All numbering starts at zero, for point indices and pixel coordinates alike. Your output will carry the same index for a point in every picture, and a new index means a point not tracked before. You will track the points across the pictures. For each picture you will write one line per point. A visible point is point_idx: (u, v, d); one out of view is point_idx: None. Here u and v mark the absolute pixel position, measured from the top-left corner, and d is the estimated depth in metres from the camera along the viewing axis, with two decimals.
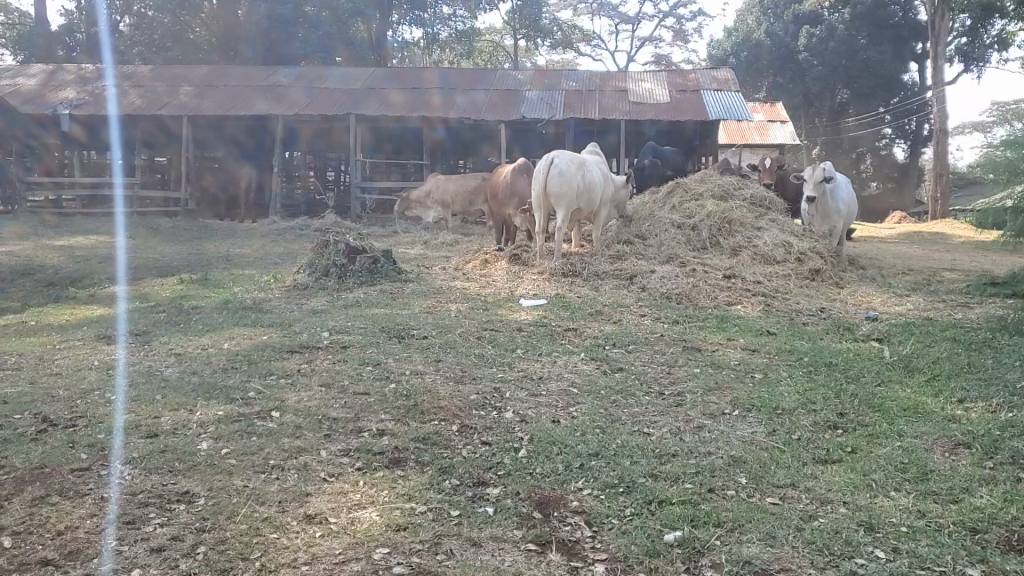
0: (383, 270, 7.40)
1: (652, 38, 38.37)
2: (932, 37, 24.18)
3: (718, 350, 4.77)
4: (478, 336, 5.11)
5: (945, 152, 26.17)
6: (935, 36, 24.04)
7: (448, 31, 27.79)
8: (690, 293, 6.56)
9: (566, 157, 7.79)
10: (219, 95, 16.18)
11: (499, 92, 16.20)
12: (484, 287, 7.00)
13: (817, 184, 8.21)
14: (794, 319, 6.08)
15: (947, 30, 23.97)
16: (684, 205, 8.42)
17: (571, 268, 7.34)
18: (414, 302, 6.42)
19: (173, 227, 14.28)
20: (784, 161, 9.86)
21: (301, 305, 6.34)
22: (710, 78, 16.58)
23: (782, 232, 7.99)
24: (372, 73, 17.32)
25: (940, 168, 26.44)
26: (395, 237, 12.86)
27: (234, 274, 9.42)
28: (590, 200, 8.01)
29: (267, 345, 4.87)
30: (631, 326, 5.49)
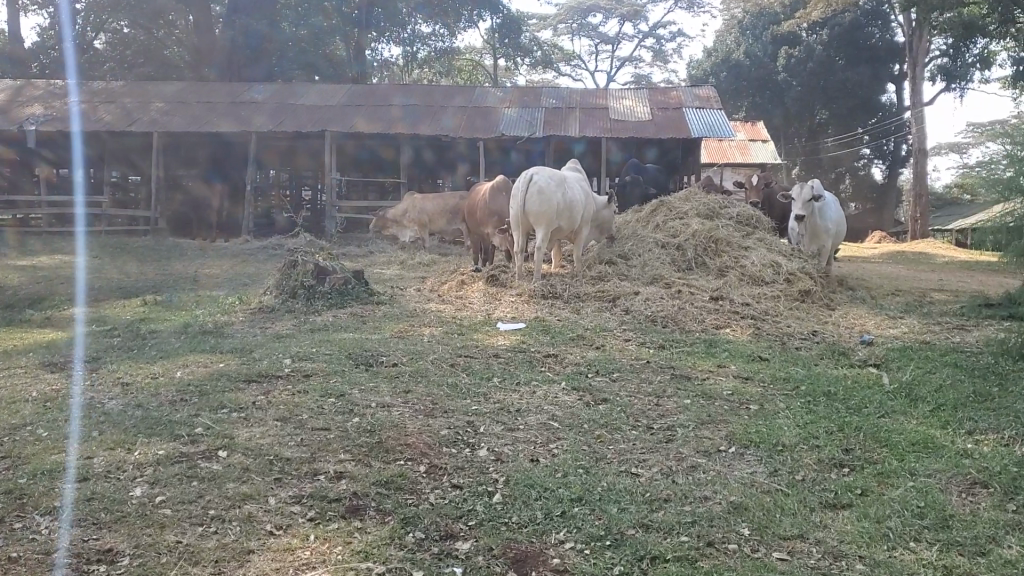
0: (355, 291, 7.04)
1: (632, 58, 38.34)
2: (910, 58, 24.25)
3: (709, 378, 4.44)
4: (454, 363, 4.77)
5: (925, 172, 26.11)
6: (913, 57, 24.10)
7: (427, 50, 27.55)
8: (677, 316, 6.25)
9: (545, 174, 7.48)
10: (191, 112, 15.81)
11: (478, 110, 15.91)
12: (460, 309, 6.66)
13: (806, 203, 7.94)
14: (787, 344, 5.78)
15: (925, 51, 23.99)
16: (669, 224, 8.12)
17: (551, 290, 7.02)
18: (386, 325, 6.06)
19: (142, 247, 13.86)
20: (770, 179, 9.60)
21: (265, 329, 5.98)
22: (691, 96, 16.37)
23: (769, 252, 7.71)
24: (348, 91, 17.00)
25: (920, 189, 26.37)
26: (371, 257, 12.51)
27: (200, 296, 9.02)
28: (570, 219, 7.71)
29: (224, 374, 4.49)
30: (617, 352, 5.16)
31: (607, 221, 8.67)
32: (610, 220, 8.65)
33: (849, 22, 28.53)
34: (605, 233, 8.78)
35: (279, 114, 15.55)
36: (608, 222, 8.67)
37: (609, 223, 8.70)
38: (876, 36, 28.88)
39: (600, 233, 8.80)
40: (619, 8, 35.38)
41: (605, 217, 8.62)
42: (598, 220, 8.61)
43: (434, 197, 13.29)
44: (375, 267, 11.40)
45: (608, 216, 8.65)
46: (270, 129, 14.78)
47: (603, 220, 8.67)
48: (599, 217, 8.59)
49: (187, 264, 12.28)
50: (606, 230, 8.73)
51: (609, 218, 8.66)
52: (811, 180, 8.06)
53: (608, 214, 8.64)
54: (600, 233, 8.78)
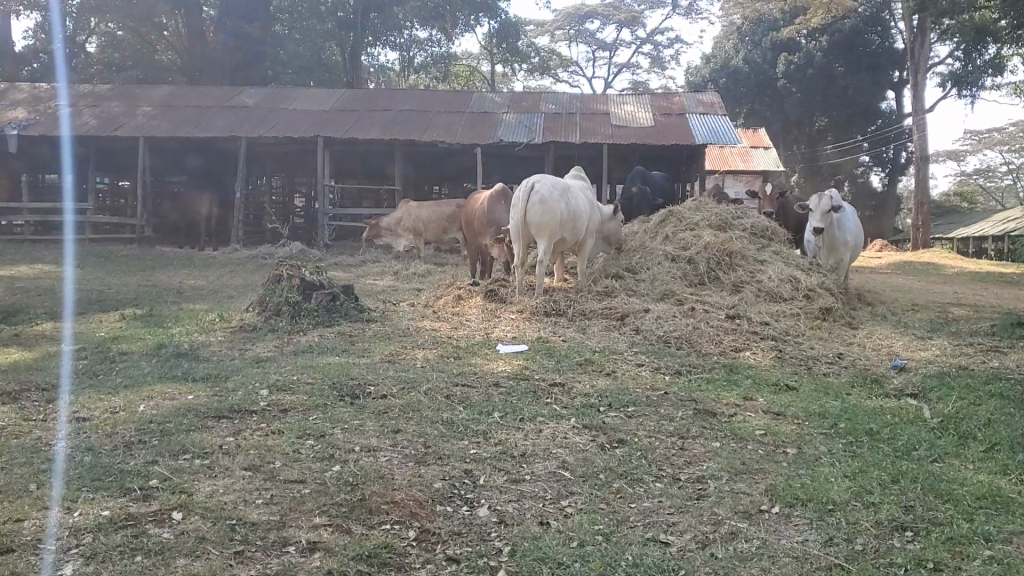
0: (344, 308, 6.54)
1: (630, 64, 37.97)
2: (912, 64, 23.65)
3: (737, 415, 3.96)
4: (453, 394, 4.28)
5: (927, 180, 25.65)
6: (914, 63, 23.53)
7: (423, 55, 27.14)
8: (691, 337, 5.77)
9: (548, 182, 7.00)
10: (180, 116, 15.32)
11: (476, 115, 15.44)
12: (457, 328, 6.17)
13: (826, 216, 7.46)
14: (813, 370, 5.30)
15: (927, 57, 23.49)
16: (679, 236, 7.64)
17: (554, 307, 6.54)
18: (376, 347, 5.57)
19: (128, 256, 13.36)
20: (782, 187, 9.12)
21: (244, 352, 5.48)
22: (695, 101, 15.93)
23: (786, 266, 7.24)
24: (341, 95, 16.53)
25: (922, 197, 25.90)
26: (364, 267, 12.03)
27: (182, 310, 8.50)
28: (574, 230, 7.23)
29: (192, 409, 3.99)
30: (631, 381, 4.67)
31: (614, 230, 8.21)
32: (616, 230, 8.18)
33: (849, 28, 28.10)
34: (611, 243, 8.32)
35: (270, 118, 15.08)
36: (614, 231, 8.20)
37: (615, 233, 8.23)
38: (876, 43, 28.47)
39: (605, 244, 8.34)
40: (616, 14, 35.01)
41: (611, 227, 8.15)
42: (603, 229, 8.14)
43: (430, 205, 12.81)
44: (367, 278, 10.93)
45: (614, 225, 8.18)
46: (259, 134, 14.29)
47: (608, 230, 8.20)
48: (604, 226, 8.12)
49: (173, 274, 11.78)
50: (612, 240, 8.26)
51: (615, 227, 8.19)
52: (828, 190, 7.62)
53: (614, 223, 8.17)
54: (606, 244, 8.32)
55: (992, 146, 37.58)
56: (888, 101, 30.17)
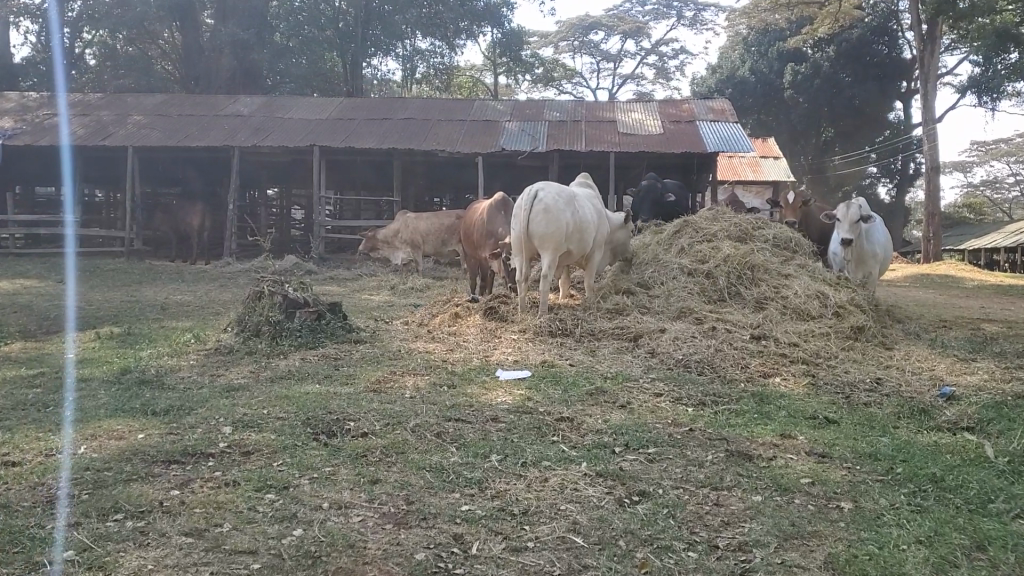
0: (329, 327, 5.94)
1: (634, 75, 37.52)
2: (921, 74, 22.93)
3: (776, 459, 3.39)
4: (445, 430, 3.71)
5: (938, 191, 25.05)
6: (924, 73, 22.80)
7: (425, 65, 26.67)
8: (713, 361, 5.20)
9: (553, 189, 6.42)
10: (171, 125, 14.80)
11: (478, 123, 14.91)
12: (454, 350, 5.59)
13: (855, 225, 6.87)
14: (852, 398, 4.71)
15: (937, 66, 22.82)
16: (695, 248, 7.07)
17: (561, 326, 5.96)
18: (363, 372, 4.99)
19: (116, 270, 12.82)
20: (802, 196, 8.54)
21: (215, 379, 4.90)
22: (704, 109, 15.40)
23: (812, 281, 6.67)
24: (339, 103, 16.02)
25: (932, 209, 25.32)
26: (360, 282, 11.48)
27: (162, 328, 7.93)
28: (581, 241, 6.63)
29: (140, 450, 3.41)
30: (650, 414, 4.10)
31: (623, 241, 7.61)
32: (625, 240, 7.58)
33: (856, 38, 27.57)
34: (620, 256, 7.72)
35: (264, 127, 14.56)
36: (623, 242, 7.60)
37: (626, 243, 7.62)
38: (883, 52, 27.95)
39: (614, 257, 7.75)
40: (620, 25, 34.57)
41: (620, 238, 7.55)
42: (612, 240, 7.54)
43: (429, 217, 12.26)
44: (362, 294, 10.37)
45: (624, 235, 7.57)
46: (253, 143, 13.76)
47: (618, 241, 7.61)
48: (613, 237, 7.52)
49: (160, 289, 11.23)
50: (621, 252, 7.67)
51: (625, 238, 7.59)
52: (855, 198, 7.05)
53: (624, 233, 7.57)
54: (614, 256, 7.72)
55: (999, 157, 37.14)
56: (895, 111, 29.62)
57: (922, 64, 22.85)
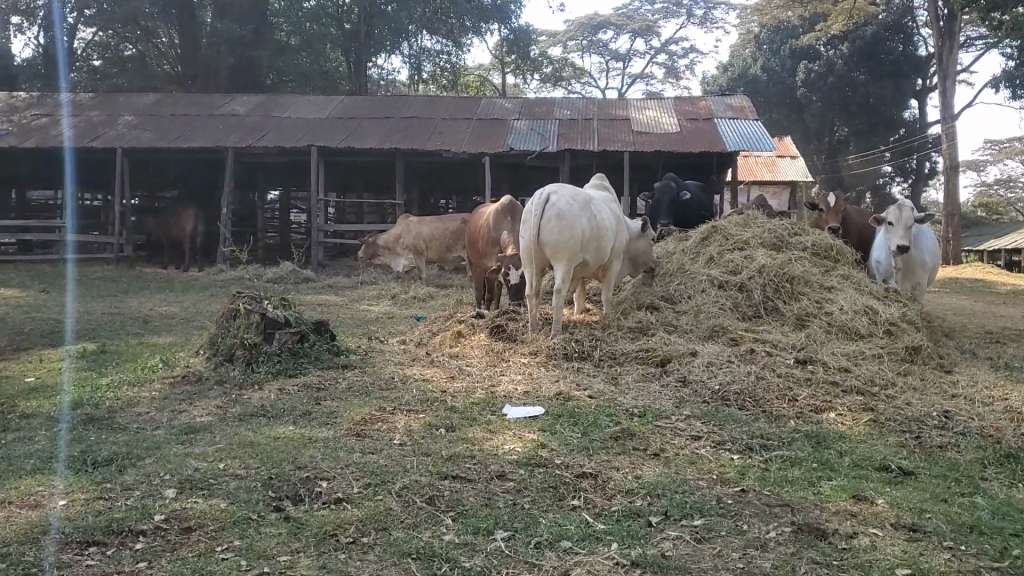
0: (314, 350, 5.22)
1: (643, 75, 36.81)
2: (938, 72, 21.89)
3: (859, 538, 2.66)
4: (438, 493, 3.01)
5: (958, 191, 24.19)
6: (941, 70, 21.85)
7: (431, 64, 25.95)
8: (756, 394, 4.47)
9: (566, 193, 5.70)
10: (164, 125, 14.12)
11: (484, 122, 14.20)
12: (456, 378, 4.87)
13: (909, 231, 6.20)
14: (924, 440, 3.98)
15: (955, 62, 21.84)
16: (725, 257, 6.34)
17: (578, 349, 5.24)
18: (348, 407, 4.28)
19: (103, 278, 12.15)
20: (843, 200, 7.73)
21: (176, 418, 4.20)
22: (723, 106, 14.66)
23: (859, 295, 5.95)
24: (339, 102, 15.31)
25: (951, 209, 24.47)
26: (359, 291, 10.79)
27: (137, 347, 7.23)
28: (598, 251, 5.89)
29: (50, 527, 2.70)
30: (690, 468, 3.39)
31: (643, 252, 6.87)
32: (647, 250, 6.84)
33: (871, 35, 26.77)
34: (641, 267, 6.98)
35: (260, 127, 13.87)
36: (644, 252, 6.86)
37: (647, 254, 6.88)
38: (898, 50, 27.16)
39: (635, 268, 7.01)
40: (630, 23, 33.83)
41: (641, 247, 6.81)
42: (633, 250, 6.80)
43: (432, 221, 11.55)
44: (361, 305, 9.67)
45: (645, 245, 6.84)
46: (249, 144, 13.04)
47: (638, 251, 6.87)
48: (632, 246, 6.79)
49: (146, 299, 10.53)
50: (642, 263, 6.93)
51: (647, 248, 6.86)
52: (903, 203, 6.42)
53: (645, 242, 6.83)
54: (635, 268, 6.98)
55: (1013, 156, 36.51)
56: (910, 110, 28.49)
57: (940, 61, 21.80)
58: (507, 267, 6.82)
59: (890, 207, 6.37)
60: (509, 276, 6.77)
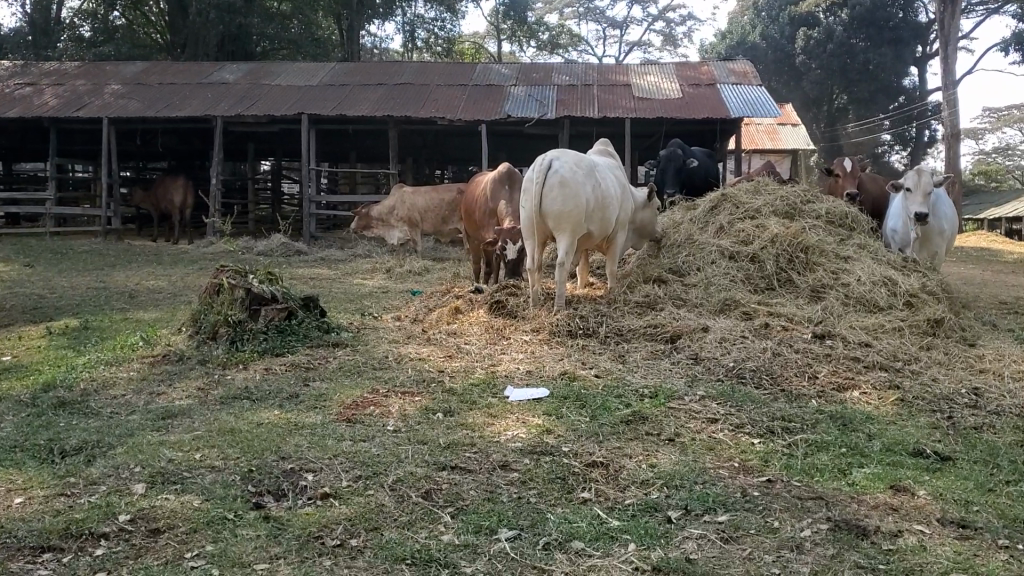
0: (303, 327, 4.94)
1: (640, 42, 36.34)
2: (940, 38, 21.45)
3: (905, 537, 2.39)
4: (435, 486, 2.73)
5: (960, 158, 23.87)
6: (943, 35, 21.43)
7: (425, 32, 25.50)
8: (774, 372, 4.19)
9: (569, 159, 5.39)
10: (150, 94, 13.71)
11: (480, 89, 13.82)
12: (454, 357, 4.59)
13: (928, 196, 5.98)
14: (956, 421, 3.70)
15: (957, 27, 21.41)
16: (735, 227, 6.04)
17: (583, 324, 4.95)
18: (338, 389, 4.00)
19: (90, 251, 11.82)
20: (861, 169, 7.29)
21: (155, 402, 3.92)
22: (725, 71, 14.31)
23: (876, 265, 5.67)
24: (331, 69, 14.91)
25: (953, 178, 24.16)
26: (353, 264, 10.50)
27: (120, 324, 6.94)
28: (603, 221, 5.59)
29: (1, 530, 2.42)
30: (709, 455, 3.10)
31: (649, 222, 6.58)
32: (652, 220, 6.55)
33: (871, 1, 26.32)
34: (646, 238, 6.69)
35: (251, 95, 13.49)
36: (650, 222, 6.57)
37: (652, 225, 6.60)
38: (898, 16, 26.73)
39: (639, 240, 6.73)
40: None
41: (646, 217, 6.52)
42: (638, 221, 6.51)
43: (427, 191, 11.23)
44: (354, 278, 9.39)
45: (650, 214, 6.55)
46: (237, 113, 12.66)
47: (643, 221, 6.58)
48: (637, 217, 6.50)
49: (134, 273, 10.23)
50: (648, 234, 6.64)
51: (652, 218, 6.57)
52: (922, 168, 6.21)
53: (650, 211, 6.54)
54: (640, 239, 6.69)
55: (1011, 123, 36.22)
56: (910, 77, 28.15)
57: (941, 27, 21.36)
58: (505, 239, 6.53)
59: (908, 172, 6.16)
60: (508, 249, 6.48)
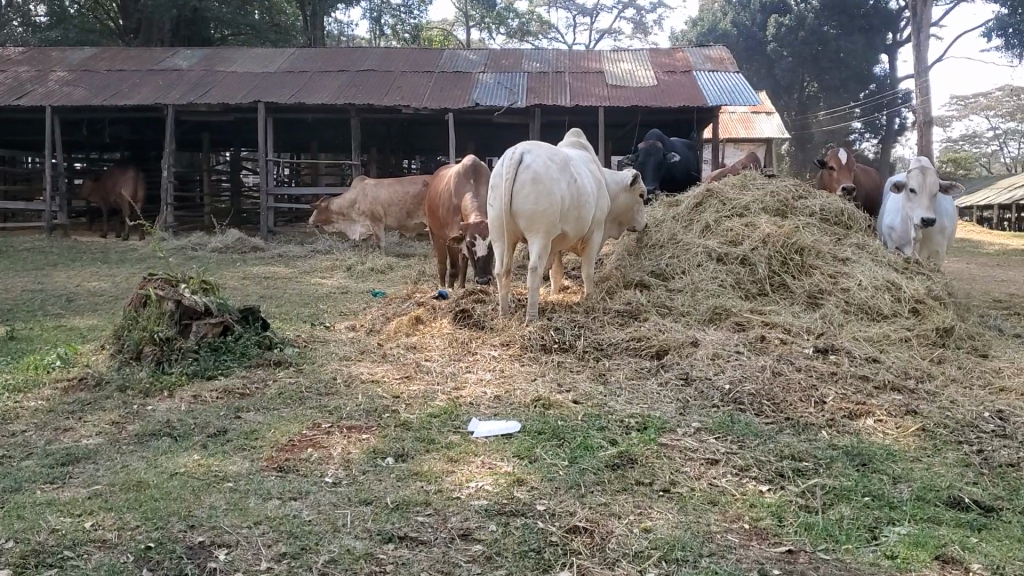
0: (241, 344, 4.36)
1: (610, 30, 35.88)
2: (911, 26, 21.13)
3: None
4: (378, 568, 2.20)
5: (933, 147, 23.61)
6: (916, 23, 21.09)
7: (392, 19, 24.86)
8: (776, 396, 3.67)
9: (542, 152, 4.85)
10: (99, 81, 12.97)
11: (447, 76, 13.21)
12: (414, 378, 4.04)
13: (933, 198, 5.60)
14: (990, 455, 3.22)
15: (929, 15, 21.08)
16: (723, 225, 5.53)
17: (559, 337, 4.42)
18: (275, 422, 3.44)
19: (31, 249, 11.09)
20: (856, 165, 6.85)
21: (56, 441, 3.32)
22: (700, 58, 13.83)
23: (876, 267, 5.18)
24: (291, 54, 14.24)
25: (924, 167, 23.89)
26: (312, 261, 9.91)
27: (47, 333, 6.29)
28: (579, 220, 5.05)
29: None
30: (711, 512, 2.58)
31: (631, 210, 6.07)
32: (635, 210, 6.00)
33: None
34: (627, 227, 6.20)
35: (205, 82, 12.79)
36: (635, 209, 6.04)
37: (636, 213, 6.08)
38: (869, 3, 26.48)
39: (619, 229, 6.23)
40: None
41: (628, 204, 5.99)
42: (618, 209, 5.99)
43: (391, 183, 10.65)
44: (313, 278, 8.81)
45: (636, 201, 6.01)
46: (190, 101, 11.97)
47: (624, 210, 6.06)
48: (618, 204, 5.97)
49: (75, 273, 9.55)
50: (629, 222, 6.14)
51: (637, 205, 6.04)
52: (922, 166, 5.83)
53: (635, 197, 6.01)
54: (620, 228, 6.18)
55: (978, 111, 36.19)
56: (881, 65, 27.90)
57: (913, 14, 21.05)
58: (473, 235, 5.97)
59: (910, 171, 5.76)
60: (477, 246, 5.92)
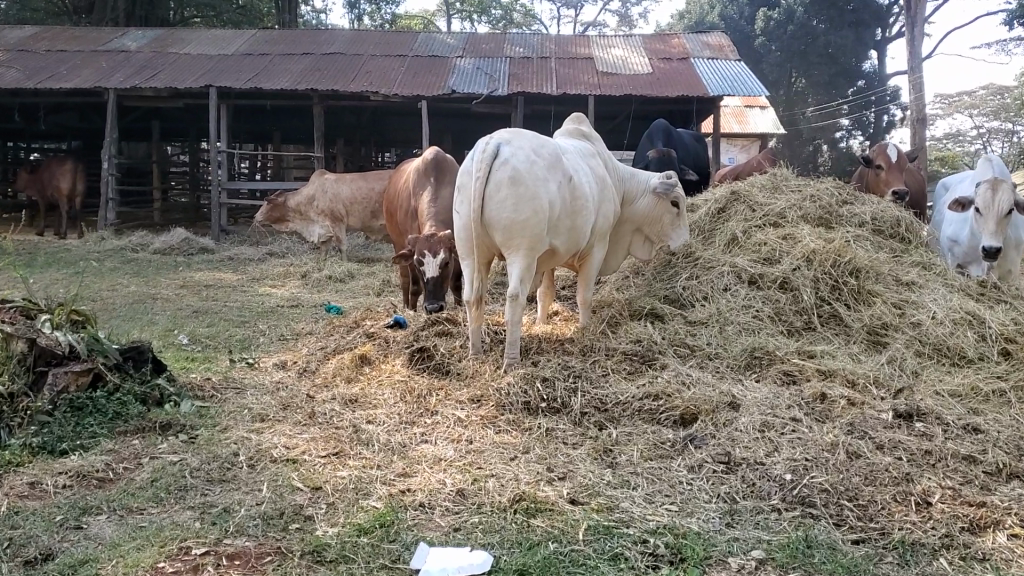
0: (114, 400, 3.21)
1: (595, 23, 34.98)
2: (905, 20, 20.02)
3: None
4: None
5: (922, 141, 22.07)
6: (909, 18, 19.92)
7: (369, 6, 23.83)
8: (864, 496, 2.55)
9: (524, 144, 3.73)
10: (36, 63, 11.71)
11: (422, 60, 12.07)
12: (352, 454, 2.91)
13: (1003, 222, 4.53)
14: None
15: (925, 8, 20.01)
16: (754, 239, 4.43)
17: (550, 393, 3.28)
18: (134, 540, 2.30)
19: None
20: (913, 173, 5.86)
21: None
22: (697, 45, 12.74)
23: (949, 293, 4.12)
24: (251, 36, 13.04)
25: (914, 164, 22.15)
26: (263, 266, 8.78)
27: None
28: (571, 233, 3.92)
29: None
30: None
31: (657, 222, 4.72)
32: (660, 226, 4.73)
33: None
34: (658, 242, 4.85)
35: (153, 64, 11.57)
36: (666, 221, 4.70)
37: (665, 226, 4.71)
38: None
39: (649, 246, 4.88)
40: None
41: (651, 211, 4.66)
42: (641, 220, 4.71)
43: (354, 178, 9.51)
44: (263, 286, 7.70)
45: (667, 210, 4.70)
46: (134, 84, 10.75)
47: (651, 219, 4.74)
48: (639, 211, 4.65)
49: None
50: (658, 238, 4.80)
51: (669, 215, 4.70)
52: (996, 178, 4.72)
53: (665, 205, 4.68)
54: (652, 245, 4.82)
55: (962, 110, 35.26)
56: (870, 61, 26.84)
57: (907, 10, 19.94)
58: (422, 251, 4.84)
59: (979, 185, 4.67)
60: (426, 264, 4.78)
